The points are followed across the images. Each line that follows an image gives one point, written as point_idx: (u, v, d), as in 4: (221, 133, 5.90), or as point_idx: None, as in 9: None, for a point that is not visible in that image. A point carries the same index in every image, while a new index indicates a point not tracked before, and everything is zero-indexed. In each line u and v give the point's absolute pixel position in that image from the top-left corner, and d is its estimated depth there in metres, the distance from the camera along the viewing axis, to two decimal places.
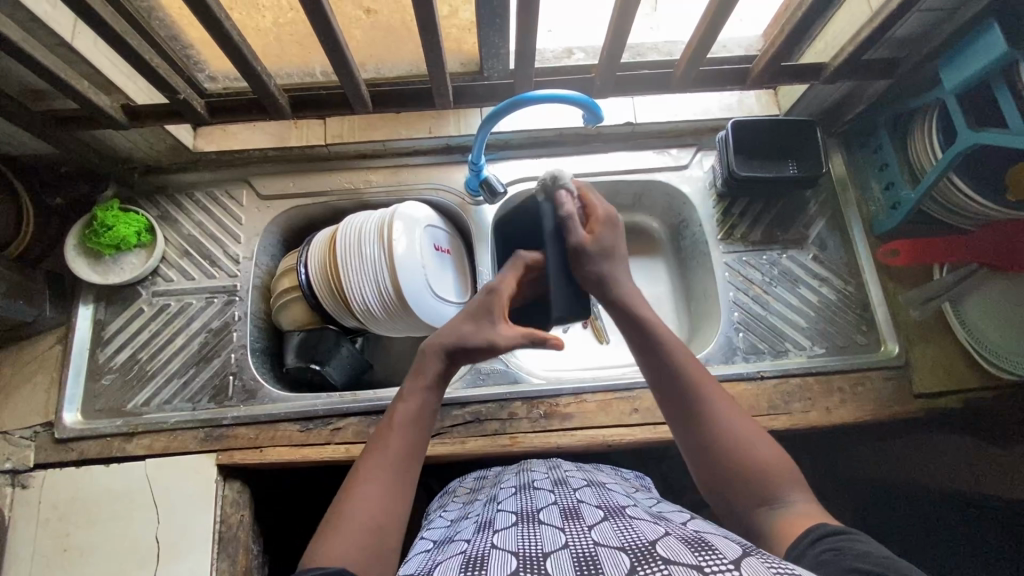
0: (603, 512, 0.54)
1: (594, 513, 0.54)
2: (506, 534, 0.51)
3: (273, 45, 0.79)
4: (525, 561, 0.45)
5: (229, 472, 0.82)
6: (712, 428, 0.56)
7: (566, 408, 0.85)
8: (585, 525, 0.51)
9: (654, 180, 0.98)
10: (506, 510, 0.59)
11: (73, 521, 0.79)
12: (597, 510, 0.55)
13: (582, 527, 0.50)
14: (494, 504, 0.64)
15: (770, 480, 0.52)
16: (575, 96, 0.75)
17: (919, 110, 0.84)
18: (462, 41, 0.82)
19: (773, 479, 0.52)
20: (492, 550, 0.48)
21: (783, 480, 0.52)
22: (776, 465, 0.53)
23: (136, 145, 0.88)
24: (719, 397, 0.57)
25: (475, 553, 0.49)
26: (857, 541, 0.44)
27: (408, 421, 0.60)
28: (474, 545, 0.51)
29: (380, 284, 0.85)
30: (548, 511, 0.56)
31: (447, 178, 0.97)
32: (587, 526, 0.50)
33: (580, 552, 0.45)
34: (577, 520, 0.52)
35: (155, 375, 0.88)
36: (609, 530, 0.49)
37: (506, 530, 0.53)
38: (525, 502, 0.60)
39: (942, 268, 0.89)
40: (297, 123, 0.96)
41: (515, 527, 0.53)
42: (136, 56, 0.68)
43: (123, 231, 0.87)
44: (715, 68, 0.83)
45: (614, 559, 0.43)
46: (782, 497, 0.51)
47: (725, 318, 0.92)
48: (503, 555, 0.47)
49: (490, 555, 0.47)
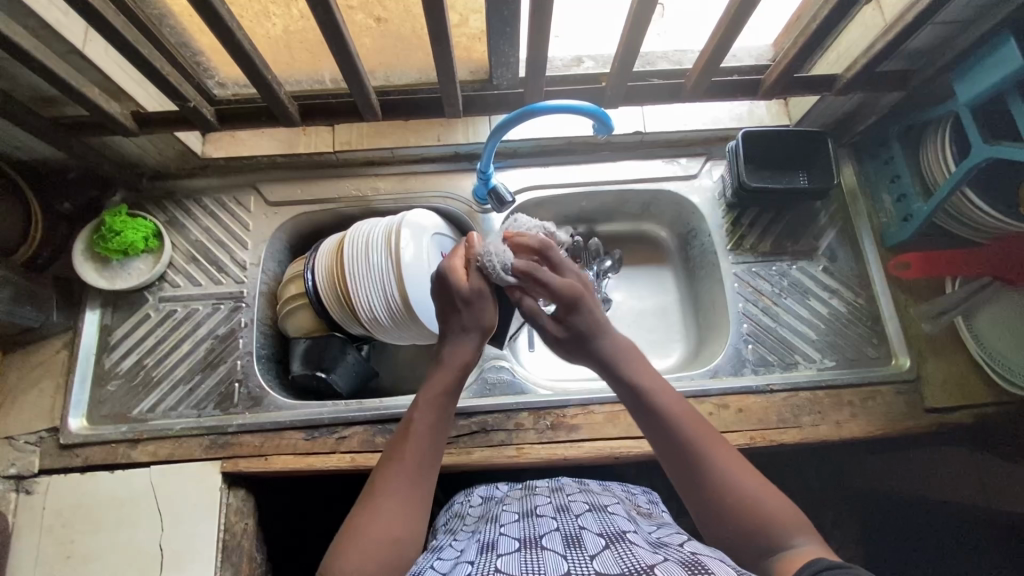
0: (604, 539, 0.53)
1: (596, 541, 0.53)
2: (508, 559, 0.51)
3: (283, 52, 0.79)
4: None
5: (233, 480, 0.82)
6: (715, 478, 0.54)
7: (573, 419, 0.85)
8: (587, 553, 0.50)
9: (663, 189, 0.98)
10: (509, 535, 0.58)
11: (77, 528, 0.79)
12: (598, 537, 0.54)
13: (584, 554, 0.50)
14: (497, 528, 0.63)
15: (778, 529, 0.51)
16: (585, 106, 0.75)
17: (932, 122, 0.83)
18: (472, 49, 0.81)
19: (780, 526, 0.51)
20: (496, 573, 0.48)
21: (790, 527, 0.51)
22: (784, 517, 0.51)
23: (145, 151, 0.88)
24: (731, 451, 0.55)
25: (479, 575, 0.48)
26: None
27: (425, 433, 0.59)
28: (478, 567, 0.50)
29: (386, 292, 0.85)
30: (551, 537, 0.55)
31: (455, 186, 0.97)
32: (588, 554, 0.49)
33: None
34: (579, 548, 0.51)
35: (161, 381, 0.87)
36: (610, 557, 0.48)
37: (509, 554, 0.52)
38: (528, 528, 0.59)
39: (954, 281, 0.87)
40: (305, 130, 0.96)
41: (518, 551, 0.52)
42: (147, 63, 0.68)
43: (132, 237, 0.87)
44: (726, 78, 0.83)
45: None
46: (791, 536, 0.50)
47: (734, 330, 0.92)
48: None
49: None
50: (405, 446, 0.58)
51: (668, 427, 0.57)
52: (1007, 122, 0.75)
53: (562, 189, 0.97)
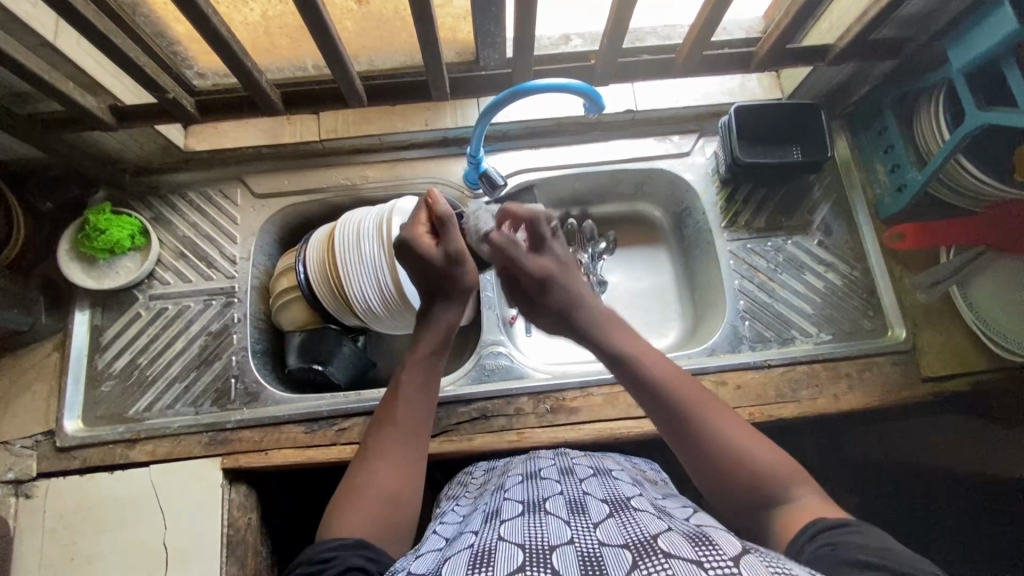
0: (609, 506, 0.53)
1: (600, 508, 0.53)
2: (512, 526, 0.50)
3: (262, 39, 0.76)
4: (530, 553, 0.44)
5: (235, 476, 0.82)
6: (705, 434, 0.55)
7: (573, 402, 0.85)
8: (591, 520, 0.50)
9: (656, 167, 0.97)
10: (512, 499, 0.58)
11: (79, 529, 0.78)
12: (602, 504, 0.54)
13: (588, 522, 0.50)
14: (501, 493, 0.63)
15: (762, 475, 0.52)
16: (575, 84, 0.74)
17: (925, 90, 0.82)
18: (457, 30, 0.79)
19: (767, 473, 0.52)
20: (500, 542, 0.46)
21: (780, 477, 0.52)
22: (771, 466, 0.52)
23: (126, 146, 0.86)
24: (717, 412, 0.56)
25: (482, 545, 0.47)
26: (854, 533, 0.44)
27: (412, 396, 0.60)
28: (482, 537, 0.50)
29: (379, 281, 0.84)
30: (554, 501, 0.55)
31: (445, 172, 0.96)
32: (592, 523, 0.49)
33: (586, 551, 0.44)
34: (583, 515, 0.51)
35: (155, 380, 0.87)
36: (613, 526, 0.48)
37: (513, 520, 0.52)
38: (531, 491, 0.59)
39: (949, 251, 0.88)
40: (290, 119, 0.93)
41: (521, 517, 0.52)
42: (123, 55, 0.66)
43: (116, 234, 0.85)
44: (717, 51, 0.81)
45: (617, 557, 0.42)
46: (790, 490, 0.51)
47: (731, 306, 0.91)
48: (508, 548, 0.45)
49: (497, 547, 0.46)
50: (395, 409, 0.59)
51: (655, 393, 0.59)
52: (1001, 87, 0.74)
53: (554, 171, 0.96)
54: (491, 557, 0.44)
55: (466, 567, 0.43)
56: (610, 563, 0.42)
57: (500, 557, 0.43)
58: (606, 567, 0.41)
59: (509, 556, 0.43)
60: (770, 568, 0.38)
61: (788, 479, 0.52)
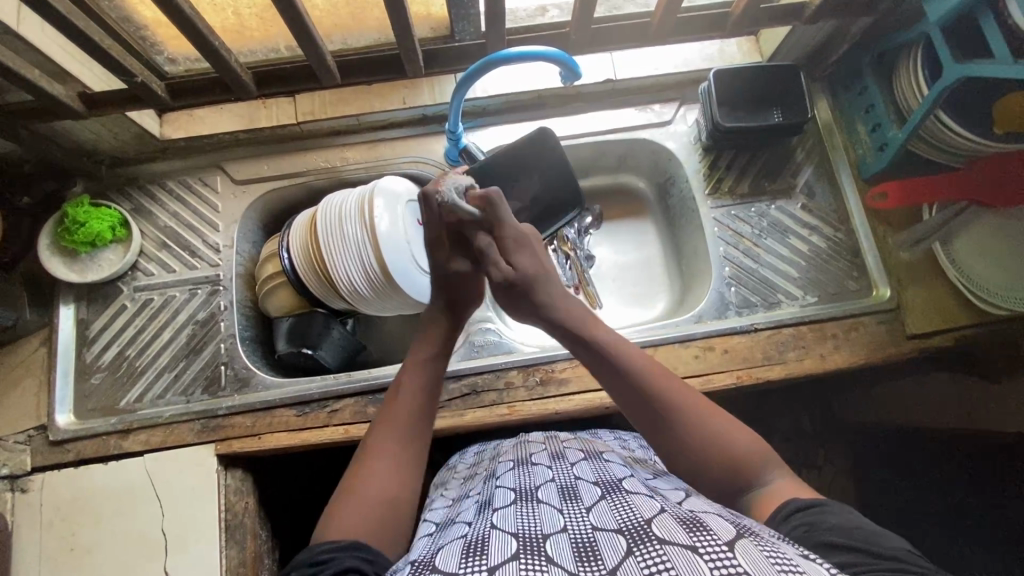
0: (601, 490, 0.54)
1: (592, 492, 0.53)
2: (505, 514, 0.51)
3: (232, 20, 0.74)
4: (525, 542, 0.44)
5: (229, 461, 0.82)
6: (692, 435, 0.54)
7: (562, 373, 0.85)
8: (584, 505, 0.51)
9: (637, 138, 0.96)
10: (504, 487, 0.59)
11: (77, 520, 0.79)
12: (594, 488, 0.54)
13: (581, 508, 0.50)
14: (493, 480, 0.64)
15: (746, 466, 0.52)
16: (550, 51, 0.72)
17: (904, 46, 0.81)
18: (429, 3, 0.78)
19: (751, 465, 0.52)
20: (492, 532, 0.47)
21: (763, 463, 0.52)
22: (750, 456, 0.52)
23: (100, 138, 0.84)
24: (701, 413, 0.55)
25: (476, 535, 0.48)
26: (826, 513, 0.46)
27: (411, 397, 0.60)
28: (475, 527, 0.50)
29: (365, 262, 0.84)
30: (546, 489, 0.56)
31: (425, 150, 0.95)
32: (585, 508, 0.50)
33: (579, 538, 0.44)
34: (575, 501, 0.52)
35: (145, 371, 0.87)
36: (606, 510, 0.48)
37: (506, 508, 0.53)
38: (523, 478, 0.60)
39: (931, 209, 0.88)
40: (265, 103, 0.92)
41: (514, 505, 0.53)
42: (86, 39, 0.64)
43: (97, 226, 0.84)
44: (693, 15, 0.80)
45: (612, 544, 0.42)
46: (761, 473, 0.52)
47: (716, 274, 0.92)
48: (502, 536, 0.46)
49: (490, 536, 0.46)
50: (395, 406, 0.59)
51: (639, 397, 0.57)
52: (978, 39, 0.74)
53: None
54: (486, 545, 0.44)
55: (460, 556, 0.44)
56: (606, 550, 0.42)
57: (494, 546, 0.44)
58: (602, 555, 0.41)
59: (503, 545, 0.44)
60: (766, 554, 0.38)
61: (756, 461, 0.52)
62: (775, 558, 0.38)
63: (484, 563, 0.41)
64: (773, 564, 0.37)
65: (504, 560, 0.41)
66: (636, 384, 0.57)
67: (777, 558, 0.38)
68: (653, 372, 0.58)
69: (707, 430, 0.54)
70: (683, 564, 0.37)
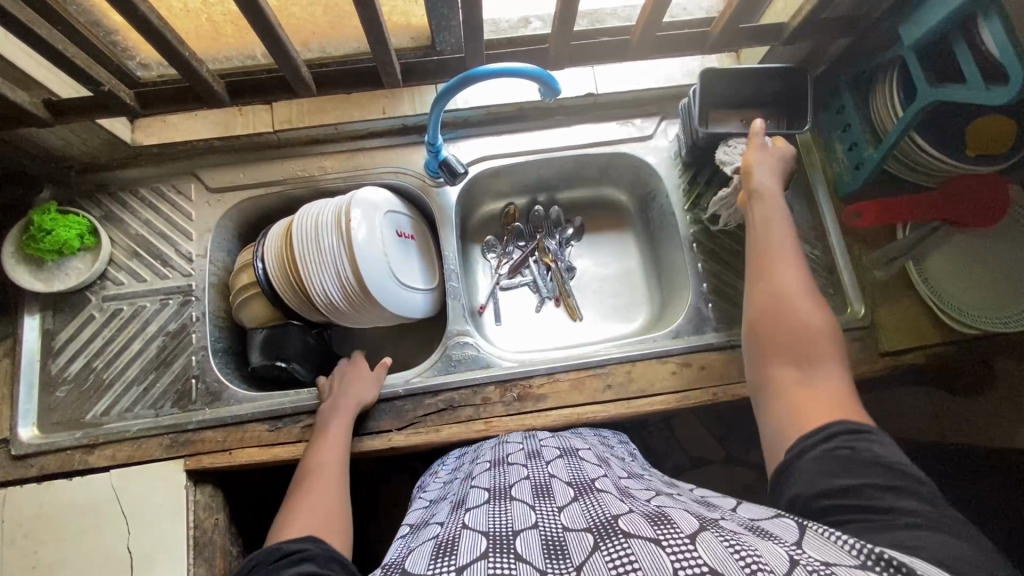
0: (573, 490, 0.53)
1: (565, 492, 0.53)
2: (475, 514, 0.50)
3: (205, 27, 0.72)
4: (494, 541, 0.43)
5: (199, 477, 0.81)
6: (779, 283, 0.62)
7: (539, 389, 0.85)
8: (555, 504, 0.50)
9: (618, 152, 0.96)
10: (478, 488, 0.58)
11: (38, 539, 0.77)
12: (567, 487, 0.54)
13: (553, 506, 0.50)
14: (469, 481, 0.63)
15: (812, 338, 0.57)
16: (530, 69, 0.72)
17: (880, 67, 0.82)
18: (409, 14, 0.76)
19: (819, 342, 0.57)
20: (463, 532, 0.46)
21: (827, 351, 0.57)
22: (821, 332, 0.58)
23: (68, 143, 0.82)
24: (804, 285, 0.62)
25: (447, 536, 0.47)
26: (872, 443, 0.49)
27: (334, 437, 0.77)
28: (448, 528, 0.49)
29: (341, 274, 0.82)
30: (520, 486, 0.56)
31: (405, 160, 0.94)
32: (556, 507, 0.50)
33: (549, 535, 0.45)
34: (548, 499, 0.52)
35: (113, 383, 0.84)
36: (577, 510, 0.48)
37: (478, 508, 0.52)
38: (498, 478, 0.60)
39: (905, 227, 0.90)
40: (241, 110, 0.91)
41: (486, 505, 0.52)
42: (48, 46, 0.62)
43: (64, 234, 0.82)
44: (674, 32, 0.80)
45: (580, 541, 0.42)
46: (822, 357, 0.56)
47: (695, 289, 0.92)
48: (472, 537, 0.45)
49: (461, 536, 0.45)
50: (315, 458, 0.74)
51: (764, 241, 0.67)
52: (951, 62, 0.74)
53: (515, 157, 0.95)
54: (455, 545, 0.44)
55: (430, 558, 0.43)
56: (573, 547, 0.42)
57: (463, 545, 0.43)
58: (569, 552, 0.42)
59: (473, 543, 0.43)
60: (726, 542, 0.38)
61: (825, 354, 0.57)
62: (736, 545, 0.38)
63: (453, 563, 0.40)
64: (734, 551, 0.37)
65: (473, 560, 0.40)
66: (770, 238, 0.67)
67: (737, 545, 0.38)
68: (792, 249, 0.66)
69: (791, 291, 0.61)
70: (647, 558, 0.38)
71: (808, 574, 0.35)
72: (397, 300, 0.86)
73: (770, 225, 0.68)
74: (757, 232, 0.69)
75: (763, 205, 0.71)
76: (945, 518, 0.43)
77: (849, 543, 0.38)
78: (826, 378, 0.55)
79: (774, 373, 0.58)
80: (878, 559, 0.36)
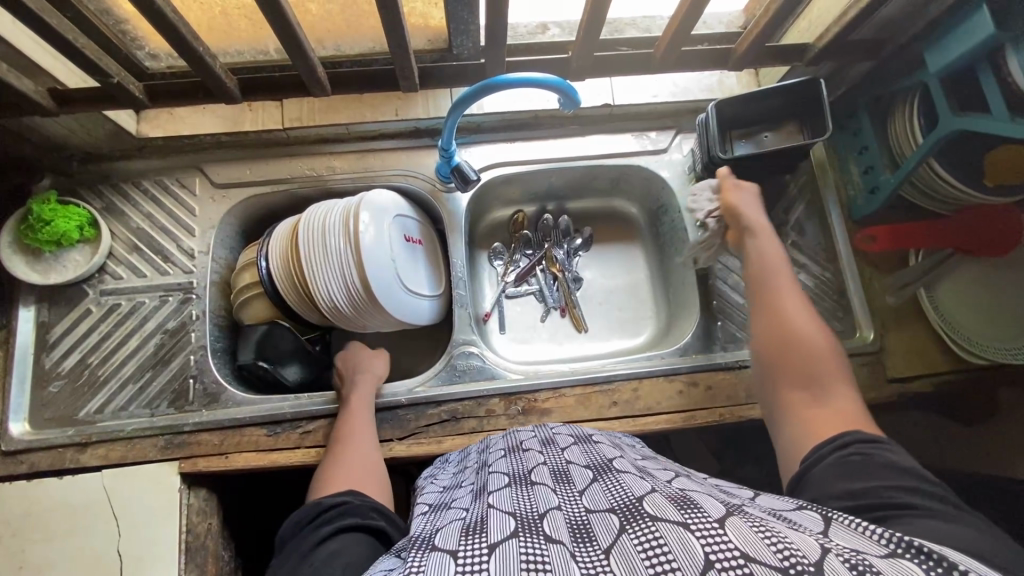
0: (592, 472, 0.52)
1: (584, 475, 0.52)
2: (500, 498, 0.49)
3: (218, 19, 0.70)
4: (522, 522, 0.43)
5: (193, 480, 0.79)
6: (783, 312, 0.63)
7: (545, 403, 0.83)
8: (575, 488, 0.49)
9: (632, 164, 0.95)
10: (498, 473, 0.57)
11: (25, 538, 0.75)
12: (585, 470, 0.53)
13: (574, 491, 0.49)
14: (484, 469, 0.62)
15: (818, 364, 0.59)
16: (549, 78, 0.70)
17: (900, 93, 0.82)
18: (428, 16, 0.74)
19: (826, 368, 0.59)
20: (490, 514, 0.45)
21: (834, 375, 0.58)
22: (827, 357, 0.59)
23: (72, 132, 0.80)
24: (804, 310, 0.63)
25: (473, 517, 0.46)
26: (885, 451, 0.50)
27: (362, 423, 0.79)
28: (472, 512, 0.48)
29: (347, 280, 0.80)
30: (538, 473, 0.55)
31: (416, 163, 0.92)
32: (577, 491, 0.49)
33: (574, 520, 0.44)
34: (568, 484, 0.51)
35: (108, 380, 0.82)
36: (599, 491, 0.47)
37: (500, 493, 0.51)
38: (517, 464, 0.59)
39: (918, 254, 0.89)
40: (251, 105, 0.89)
41: (508, 489, 0.51)
42: (57, 35, 0.60)
43: (64, 226, 0.80)
44: (696, 47, 0.79)
45: (606, 524, 0.41)
46: (830, 382, 0.58)
47: (704, 307, 0.91)
48: (500, 518, 0.44)
49: (488, 518, 0.45)
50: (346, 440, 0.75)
51: (760, 272, 0.68)
52: (974, 91, 0.74)
53: (528, 166, 0.94)
54: (485, 526, 0.43)
55: (460, 536, 0.42)
56: (600, 530, 0.41)
57: (493, 526, 0.42)
58: (596, 536, 0.41)
59: (502, 523, 0.42)
60: (756, 528, 0.37)
61: (833, 380, 0.58)
62: (766, 531, 0.36)
63: (484, 541, 0.40)
64: (763, 536, 0.35)
65: (505, 539, 0.39)
66: (767, 267, 0.68)
67: (767, 531, 0.37)
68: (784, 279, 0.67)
69: (795, 318, 0.63)
70: (676, 541, 0.36)
71: (843, 562, 0.33)
72: (394, 301, 0.83)
73: (765, 255, 0.70)
74: (756, 259, 0.70)
75: (756, 240, 0.72)
76: (964, 515, 0.43)
77: (876, 531, 0.37)
78: (837, 405, 0.56)
79: (789, 399, 0.59)
80: (905, 544, 0.36)
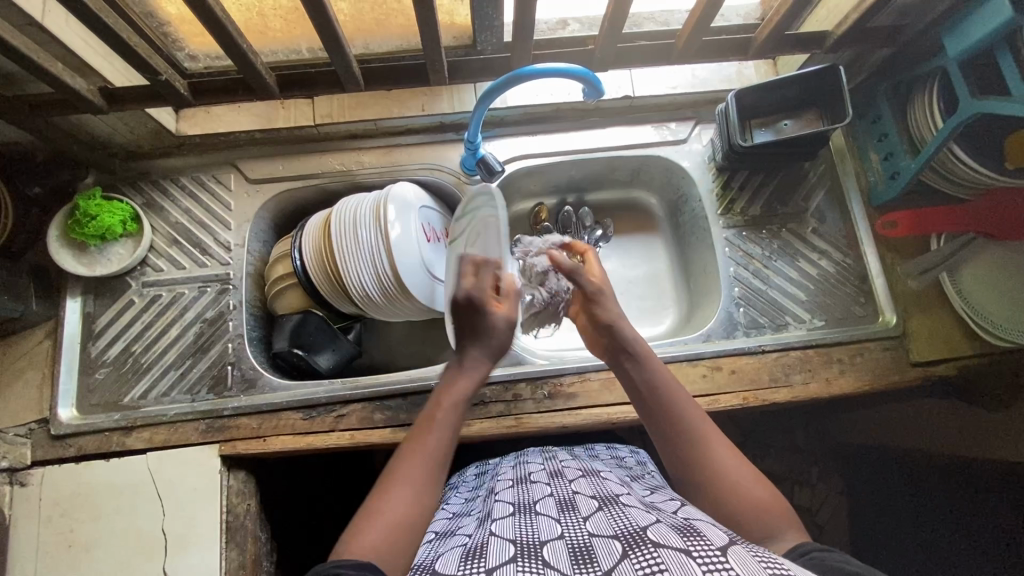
0: (597, 502, 0.54)
1: (589, 504, 0.54)
2: (503, 525, 0.52)
3: (257, 20, 0.73)
4: (522, 548, 0.45)
5: (233, 462, 0.82)
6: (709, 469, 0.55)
7: (570, 388, 0.85)
8: (580, 515, 0.51)
9: (652, 155, 0.97)
10: (503, 502, 0.60)
11: (77, 517, 0.78)
12: (591, 500, 0.55)
13: (577, 517, 0.51)
14: (492, 497, 0.64)
15: (765, 521, 0.52)
16: (575, 68, 0.73)
17: (919, 79, 0.83)
18: (455, 13, 0.77)
19: (770, 518, 0.52)
20: (492, 540, 0.48)
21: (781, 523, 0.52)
22: (769, 508, 0.52)
23: (115, 130, 0.83)
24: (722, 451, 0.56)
25: (475, 543, 0.48)
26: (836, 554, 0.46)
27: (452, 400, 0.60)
28: (474, 537, 0.51)
29: (379, 270, 0.83)
30: (545, 502, 0.57)
31: (440, 157, 0.95)
32: (581, 518, 0.51)
33: (575, 543, 0.45)
34: (573, 511, 0.53)
35: (151, 367, 0.86)
36: (603, 519, 0.49)
37: (505, 521, 0.53)
38: (522, 494, 0.61)
39: (939, 238, 0.89)
40: (283, 103, 0.92)
41: (513, 517, 0.54)
42: (114, 35, 0.64)
43: (109, 220, 0.83)
44: (715, 38, 0.81)
45: (608, 547, 0.43)
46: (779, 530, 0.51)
47: (726, 293, 0.92)
48: (501, 543, 0.46)
49: (490, 544, 0.47)
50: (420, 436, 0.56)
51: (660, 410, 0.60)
52: (994, 75, 0.75)
53: (550, 158, 0.96)
54: (485, 552, 0.45)
55: (459, 561, 0.44)
56: (601, 552, 0.43)
57: (493, 551, 0.45)
58: (597, 556, 0.42)
59: (502, 550, 0.45)
60: (759, 559, 0.38)
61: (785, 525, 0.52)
62: (769, 563, 0.38)
63: (483, 565, 0.42)
64: (766, 567, 0.37)
65: (503, 563, 0.42)
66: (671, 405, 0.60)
67: (771, 564, 0.38)
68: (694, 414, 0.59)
69: (720, 468, 0.55)
70: (676, 565, 0.38)
71: None
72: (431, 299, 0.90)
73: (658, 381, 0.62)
74: (646, 397, 0.62)
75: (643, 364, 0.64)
76: None
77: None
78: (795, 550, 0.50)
79: None
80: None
